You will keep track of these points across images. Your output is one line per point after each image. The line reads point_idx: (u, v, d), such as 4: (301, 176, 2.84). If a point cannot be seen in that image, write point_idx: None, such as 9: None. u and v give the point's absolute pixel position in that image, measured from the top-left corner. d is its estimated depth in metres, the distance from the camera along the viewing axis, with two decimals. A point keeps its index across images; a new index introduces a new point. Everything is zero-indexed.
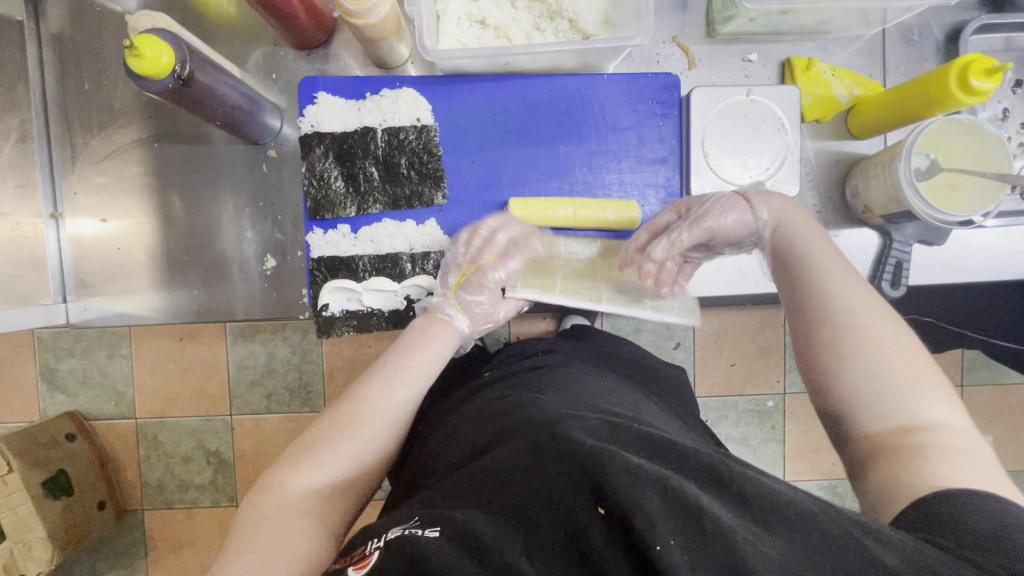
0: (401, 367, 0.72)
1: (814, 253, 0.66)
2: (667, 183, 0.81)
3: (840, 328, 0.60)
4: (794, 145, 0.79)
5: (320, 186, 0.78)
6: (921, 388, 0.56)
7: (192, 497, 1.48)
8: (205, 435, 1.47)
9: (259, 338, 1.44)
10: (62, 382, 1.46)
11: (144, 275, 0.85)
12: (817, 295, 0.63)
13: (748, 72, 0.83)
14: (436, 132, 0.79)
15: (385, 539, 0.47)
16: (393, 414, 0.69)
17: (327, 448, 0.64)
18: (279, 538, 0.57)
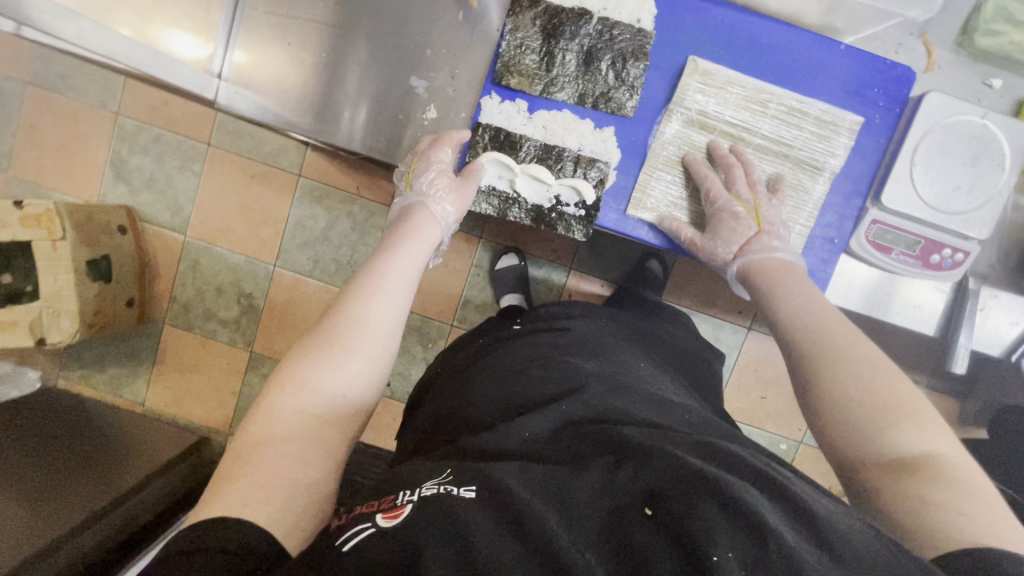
0: (400, 255, 0.67)
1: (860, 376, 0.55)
2: (855, 181, 0.77)
3: (859, 394, 0.54)
4: (1005, 189, 0.73)
5: (516, 53, 0.74)
6: (901, 414, 0.51)
7: (214, 327, 1.51)
8: (243, 277, 1.49)
9: (325, 205, 1.44)
10: (128, 175, 1.46)
11: (304, 82, 0.81)
12: (827, 378, 0.57)
13: (982, 98, 0.77)
14: (650, 40, 0.74)
15: (417, 496, 0.44)
16: (380, 340, 0.60)
17: (290, 393, 0.54)
18: (272, 469, 0.49)
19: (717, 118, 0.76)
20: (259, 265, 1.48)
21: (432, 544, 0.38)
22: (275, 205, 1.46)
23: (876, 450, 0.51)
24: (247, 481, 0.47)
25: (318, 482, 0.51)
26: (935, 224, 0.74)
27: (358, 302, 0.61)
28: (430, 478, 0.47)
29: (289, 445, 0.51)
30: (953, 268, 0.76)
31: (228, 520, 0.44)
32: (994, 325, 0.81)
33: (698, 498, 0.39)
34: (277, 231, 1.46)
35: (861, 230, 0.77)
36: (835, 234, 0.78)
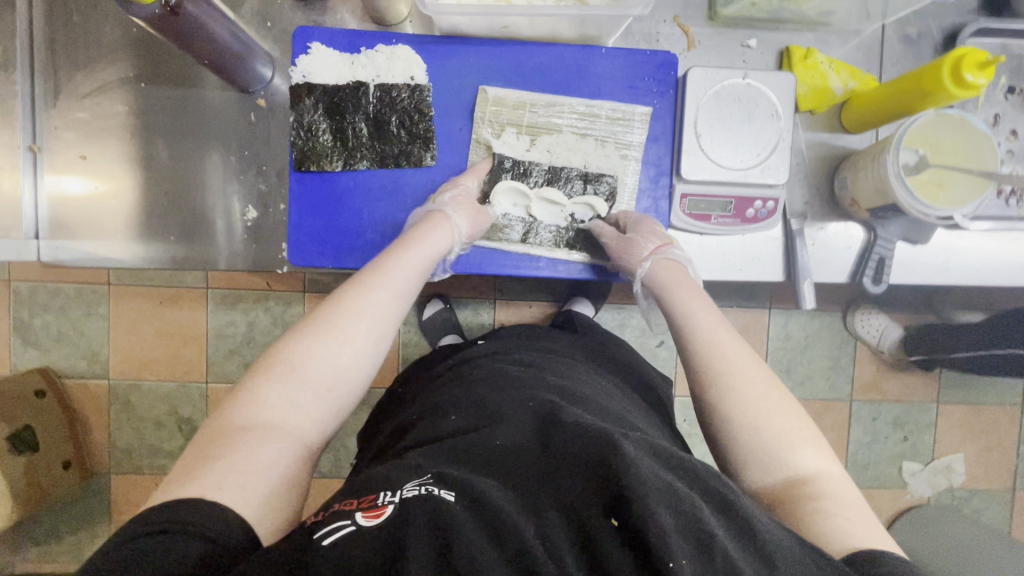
0: (394, 266, 0.68)
1: (747, 394, 0.61)
2: (658, 163, 0.82)
3: (764, 420, 0.59)
4: (786, 133, 0.78)
5: (307, 138, 0.77)
6: (801, 436, 0.58)
7: (161, 462, 1.44)
8: (179, 402, 1.43)
9: (241, 308, 1.40)
10: (37, 336, 1.41)
11: (123, 220, 0.83)
12: (726, 390, 0.62)
13: (746, 58, 0.83)
14: (429, 93, 0.78)
15: (399, 495, 0.44)
16: (371, 327, 0.63)
17: (280, 389, 0.56)
18: (258, 457, 0.50)
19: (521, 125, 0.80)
20: (192, 385, 1.44)
21: (415, 541, 0.40)
22: (192, 322, 1.41)
23: (772, 467, 0.57)
24: (223, 464, 0.49)
25: (288, 479, 0.52)
26: (737, 182, 0.79)
27: (338, 314, 0.62)
28: (407, 476, 0.47)
29: (269, 439, 0.52)
30: (770, 216, 0.81)
31: (193, 498, 0.45)
32: (830, 255, 0.86)
33: (657, 507, 0.41)
34: (200, 346, 1.42)
35: (676, 205, 0.82)
36: (655, 214, 0.83)
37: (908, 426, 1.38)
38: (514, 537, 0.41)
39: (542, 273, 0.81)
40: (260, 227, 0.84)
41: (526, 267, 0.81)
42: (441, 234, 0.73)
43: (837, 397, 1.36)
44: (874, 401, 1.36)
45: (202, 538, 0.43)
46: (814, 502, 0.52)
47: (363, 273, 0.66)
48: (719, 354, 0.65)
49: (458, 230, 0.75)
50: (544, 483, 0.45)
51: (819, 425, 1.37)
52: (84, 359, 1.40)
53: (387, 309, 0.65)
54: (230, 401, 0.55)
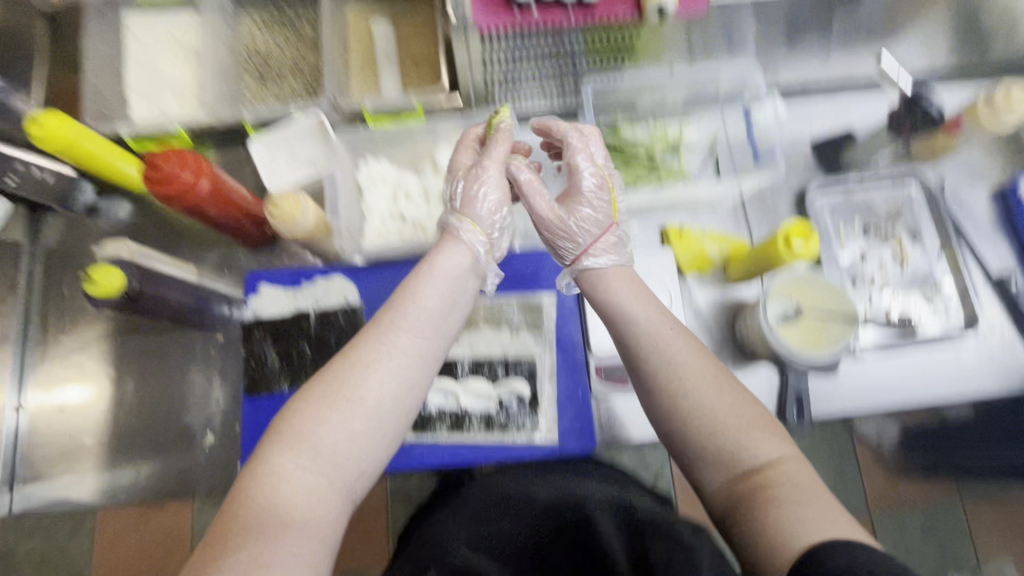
0: (401, 332, 0.58)
1: (798, 495, 0.50)
2: (574, 340, 0.90)
3: (815, 514, 0.49)
4: (675, 299, 0.90)
5: (258, 366, 0.88)
6: (817, 502, 0.50)
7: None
8: None
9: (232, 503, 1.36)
10: None
11: (93, 459, 0.91)
12: (727, 450, 0.55)
13: (632, 240, 0.98)
14: (362, 311, 0.90)
15: None
16: (409, 383, 0.58)
17: (311, 436, 0.54)
18: (284, 540, 0.50)
19: None
20: None
21: None
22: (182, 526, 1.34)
23: (796, 538, 0.47)
24: (253, 543, 0.49)
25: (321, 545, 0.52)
26: None
27: (345, 387, 0.56)
28: None
29: (296, 537, 0.51)
30: None
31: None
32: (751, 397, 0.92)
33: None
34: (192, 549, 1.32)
35: (593, 377, 0.89)
36: (576, 390, 0.88)
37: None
38: None
39: (479, 458, 0.86)
40: (215, 451, 0.91)
41: (464, 456, 0.86)
42: (457, 253, 0.64)
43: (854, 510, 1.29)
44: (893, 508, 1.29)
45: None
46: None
47: (366, 354, 0.57)
48: (725, 430, 0.56)
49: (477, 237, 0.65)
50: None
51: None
52: None
53: (392, 403, 0.57)
54: (249, 479, 0.53)
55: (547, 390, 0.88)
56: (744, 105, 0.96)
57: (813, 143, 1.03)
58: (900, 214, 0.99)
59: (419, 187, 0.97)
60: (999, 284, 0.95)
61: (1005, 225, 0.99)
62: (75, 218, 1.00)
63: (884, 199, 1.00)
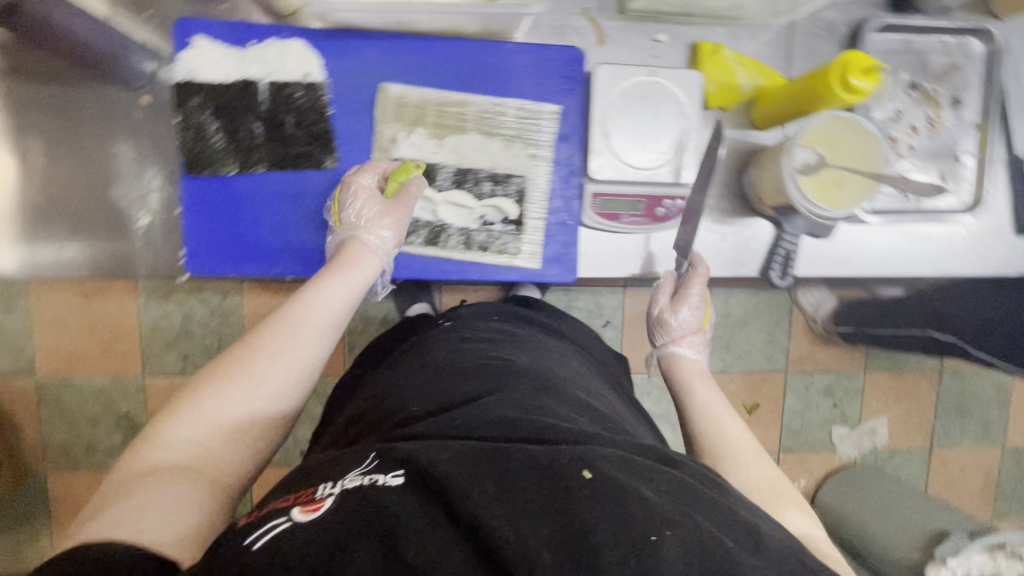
0: (297, 320, 0.63)
1: (726, 433, 0.64)
2: (571, 163, 0.81)
3: (733, 434, 0.64)
4: (692, 132, 0.79)
5: (198, 139, 0.74)
6: (789, 499, 0.58)
7: (99, 461, 1.37)
8: (113, 397, 1.33)
9: (172, 300, 1.31)
10: None
11: (8, 225, 0.80)
12: (718, 426, 0.65)
13: (657, 53, 0.82)
14: (326, 90, 0.74)
15: (338, 487, 0.47)
16: (304, 373, 0.61)
17: (211, 402, 0.56)
18: (158, 494, 0.47)
19: (428, 124, 0.77)
20: (121, 381, 1.34)
21: (362, 531, 0.41)
22: (119, 316, 1.30)
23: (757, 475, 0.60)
24: (127, 503, 0.46)
25: (200, 511, 0.48)
26: (645, 181, 0.80)
27: (245, 372, 0.58)
28: (350, 472, 0.50)
29: (171, 487, 0.49)
30: (680, 214, 0.82)
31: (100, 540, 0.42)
32: (739, 250, 0.88)
33: (628, 482, 0.47)
34: (131, 340, 1.31)
35: (587, 206, 0.81)
36: (566, 216, 0.82)
37: (839, 394, 1.43)
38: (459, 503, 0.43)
39: (452, 276, 0.80)
40: (151, 235, 0.81)
41: (437, 272, 0.80)
42: (370, 262, 0.71)
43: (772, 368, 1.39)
44: (807, 371, 1.40)
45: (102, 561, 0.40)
46: (799, 526, 0.55)
47: (270, 337, 0.61)
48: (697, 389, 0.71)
49: (385, 245, 0.73)
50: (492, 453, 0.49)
51: (757, 396, 1.39)
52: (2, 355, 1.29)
53: (305, 375, 0.62)
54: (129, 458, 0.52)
55: (536, 213, 0.80)
56: None
57: None
58: (954, 73, 0.88)
59: None
60: (1016, 167, 0.89)
61: None
62: None
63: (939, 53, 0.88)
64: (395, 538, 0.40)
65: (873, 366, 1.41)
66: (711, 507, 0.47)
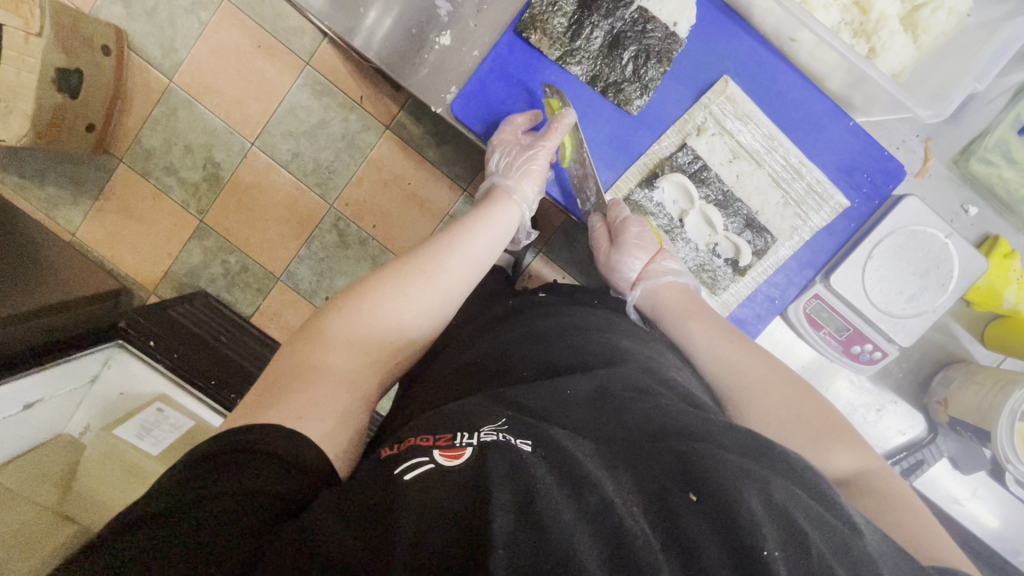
0: (455, 256, 0.67)
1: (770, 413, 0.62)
2: (816, 256, 0.79)
3: (775, 407, 0.62)
4: (941, 308, 0.76)
5: (546, 9, 0.72)
6: (829, 438, 0.59)
7: (170, 183, 1.35)
8: (216, 145, 1.34)
9: (324, 103, 1.31)
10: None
11: None
12: (748, 400, 0.63)
13: (955, 220, 0.80)
14: (678, 47, 0.73)
15: (478, 438, 0.45)
16: (446, 299, 0.65)
17: (373, 311, 0.59)
18: (326, 390, 0.51)
19: (734, 136, 0.75)
20: (237, 137, 1.33)
21: (499, 475, 0.41)
22: (274, 83, 1.31)
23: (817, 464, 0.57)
24: (301, 395, 0.49)
25: (352, 414, 0.52)
26: (869, 318, 0.77)
27: (402, 292, 0.61)
28: (478, 417, 0.48)
29: (333, 385, 0.52)
30: (868, 364, 0.80)
31: (280, 428, 0.45)
32: (879, 428, 0.87)
33: (741, 493, 0.43)
34: (266, 109, 1.32)
35: (801, 300, 0.80)
36: (777, 296, 0.80)
37: None
38: (594, 495, 0.41)
39: None
40: (442, 60, 0.76)
41: None
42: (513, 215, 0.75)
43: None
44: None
45: (282, 464, 0.43)
46: (869, 497, 0.54)
47: (435, 266, 0.65)
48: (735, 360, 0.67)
49: (526, 199, 0.77)
50: (629, 463, 0.47)
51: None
52: (161, 47, 1.29)
53: (445, 309, 0.65)
54: (301, 345, 0.55)
55: (757, 273, 0.79)
56: None
57: None
58: None
59: None
60: None
61: None
62: None
63: None
64: (536, 512, 0.39)
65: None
66: (819, 520, 0.44)
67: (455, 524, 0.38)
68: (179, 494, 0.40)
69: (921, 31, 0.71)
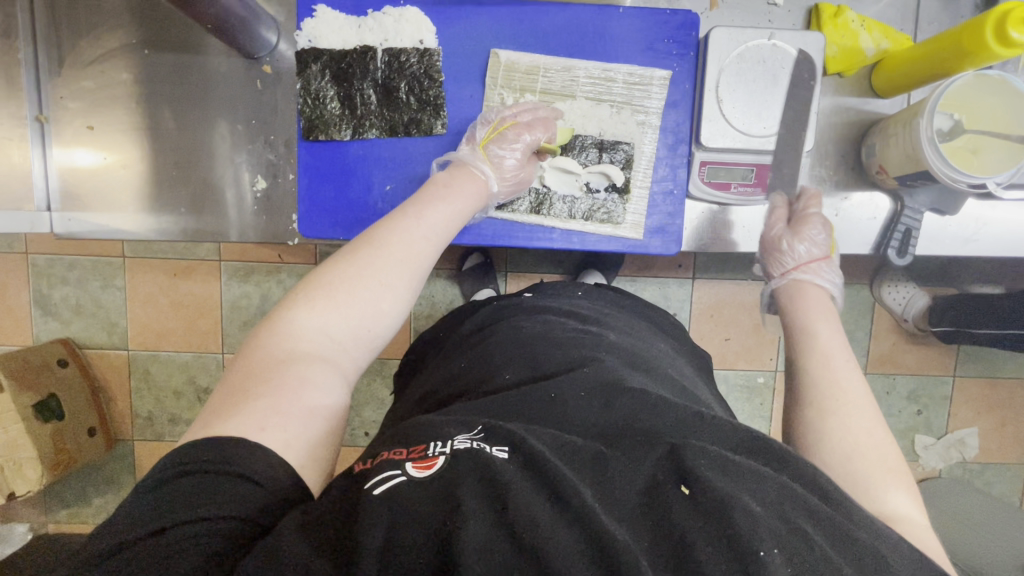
0: (409, 230, 0.60)
1: (850, 435, 0.53)
2: (680, 131, 0.78)
3: (857, 430, 0.53)
4: (812, 97, 0.75)
5: (315, 106, 0.76)
6: (897, 479, 0.49)
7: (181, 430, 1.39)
8: (196, 372, 1.37)
9: (254, 280, 1.32)
10: (53, 309, 1.34)
11: (132, 193, 0.83)
12: (837, 413, 0.55)
13: (772, 18, 0.79)
14: (438, 57, 0.76)
15: (451, 447, 0.40)
16: (414, 276, 0.59)
17: (347, 295, 0.54)
18: (302, 386, 0.48)
19: (535, 89, 0.77)
20: (208, 356, 1.36)
21: (469, 491, 0.36)
22: (207, 294, 1.34)
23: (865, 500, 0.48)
24: (270, 395, 0.46)
25: (330, 418, 0.49)
26: (759, 149, 0.76)
27: (366, 272, 0.56)
28: (457, 428, 0.43)
29: (307, 379, 0.49)
30: (792, 185, 0.78)
31: (240, 439, 0.42)
32: (852, 226, 0.84)
33: (734, 489, 0.37)
34: (214, 318, 1.34)
35: (694, 175, 0.78)
36: (672, 185, 0.78)
37: (922, 400, 1.35)
38: (569, 500, 0.36)
39: (554, 245, 0.79)
40: (270, 197, 0.83)
41: (539, 239, 0.79)
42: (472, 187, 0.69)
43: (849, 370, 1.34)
44: (889, 375, 1.33)
45: (250, 483, 0.40)
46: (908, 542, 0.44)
47: (379, 266, 0.56)
48: (838, 372, 0.59)
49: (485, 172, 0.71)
50: (614, 453, 0.41)
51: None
52: (102, 331, 1.34)
53: (402, 297, 0.57)
54: (263, 333, 0.52)
55: (641, 177, 0.78)
56: None
57: None
58: None
59: None
60: None
61: None
62: None
63: None
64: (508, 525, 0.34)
65: (964, 374, 1.34)
66: (817, 514, 0.37)
67: (423, 541, 0.34)
68: (152, 508, 0.38)
69: None
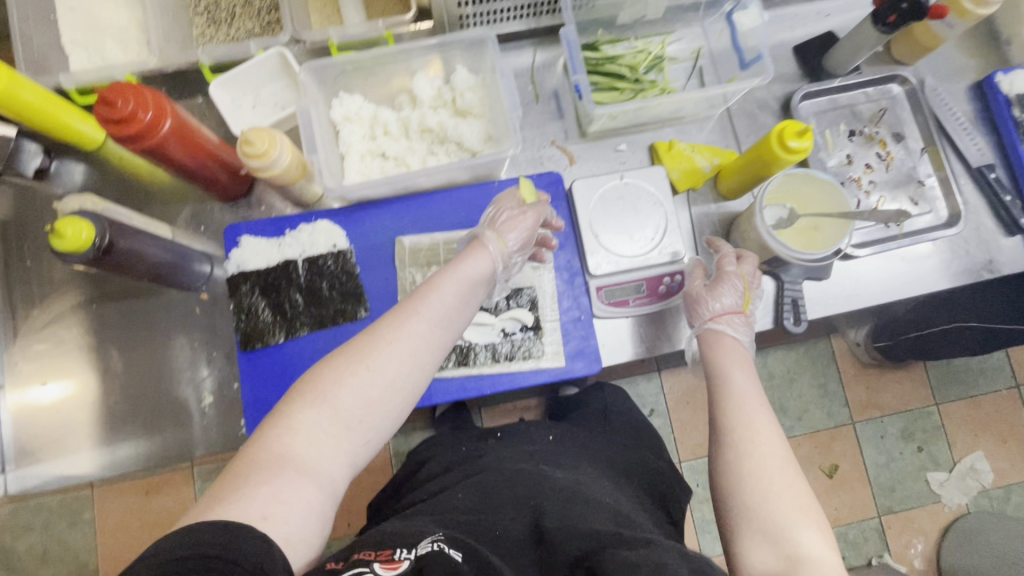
0: (417, 318, 0.62)
1: (767, 485, 0.60)
2: (573, 265, 0.89)
3: (773, 486, 0.59)
4: (672, 215, 0.88)
5: (249, 319, 0.84)
6: (810, 516, 0.58)
7: None
8: None
9: None
10: (20, 564, 1.27)
11: (86, 435, 0.87)
12: (755, 464, 0.61)
13: (621, 160, 0.95)
14: (351, 254, 0.87)
15: (416, 551, 0.51)
16: (423, 364, 0.63)
17: (352, 386, 0.58)
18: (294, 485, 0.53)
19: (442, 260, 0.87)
20: None
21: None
22: (179, 509, 1.29)
23: (782, 542, 0.56)
24: (263, 488, 0.52)
25: (315, 512, 0.55)
26: (641, 266, 0.87)
27: (360, 363, 0.59)
28: (425, 536, 0.54)
29: (299, 481, 0.54)
30: (682, 288, 0.87)
31: (250, 532, 0.48)
32: None
33: None
34: None
35: (594, 299, 0.87)
36: (578, 312, 0.87)
37: (919, 435, 1.39)
38: None
39: (487, 391, 0.84)
40: (219, 407, 0.88)
41: (473, 389, 0.84)
42: (480, 260, 0.69)
43: (840, 423, 1.39)
44: (875, 418, 1.39)
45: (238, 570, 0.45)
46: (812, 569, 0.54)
47: (374, 359, 0.59)
48: (750, 422, 0.65)
49: (501, 249, 0.71)
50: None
51: (830, 456, 1.38)
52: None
53: (404, 388, 0.61)
54: (269, 425, 0.57)
55: (549, 313, 0.86)
56: (728, 13, 0.95)
57: (797, 51, 1.01)
58: (882, 114, 0.99)
59: (398, 123, 0.90)
60: (980, 176, 0.96)
61: (986, 115, 1.00)
62: (28, 184, 0.90)
63: (867, 101, 1.00)
64: None
65: (944, 396, 1.39)
66: None
67: None
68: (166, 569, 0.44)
69: (469, 110, 0.89)
